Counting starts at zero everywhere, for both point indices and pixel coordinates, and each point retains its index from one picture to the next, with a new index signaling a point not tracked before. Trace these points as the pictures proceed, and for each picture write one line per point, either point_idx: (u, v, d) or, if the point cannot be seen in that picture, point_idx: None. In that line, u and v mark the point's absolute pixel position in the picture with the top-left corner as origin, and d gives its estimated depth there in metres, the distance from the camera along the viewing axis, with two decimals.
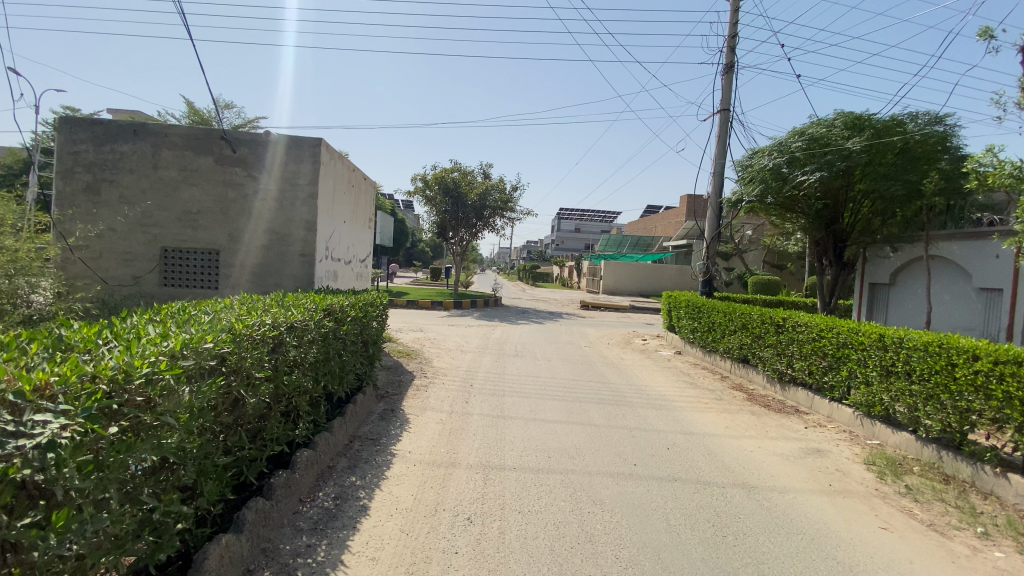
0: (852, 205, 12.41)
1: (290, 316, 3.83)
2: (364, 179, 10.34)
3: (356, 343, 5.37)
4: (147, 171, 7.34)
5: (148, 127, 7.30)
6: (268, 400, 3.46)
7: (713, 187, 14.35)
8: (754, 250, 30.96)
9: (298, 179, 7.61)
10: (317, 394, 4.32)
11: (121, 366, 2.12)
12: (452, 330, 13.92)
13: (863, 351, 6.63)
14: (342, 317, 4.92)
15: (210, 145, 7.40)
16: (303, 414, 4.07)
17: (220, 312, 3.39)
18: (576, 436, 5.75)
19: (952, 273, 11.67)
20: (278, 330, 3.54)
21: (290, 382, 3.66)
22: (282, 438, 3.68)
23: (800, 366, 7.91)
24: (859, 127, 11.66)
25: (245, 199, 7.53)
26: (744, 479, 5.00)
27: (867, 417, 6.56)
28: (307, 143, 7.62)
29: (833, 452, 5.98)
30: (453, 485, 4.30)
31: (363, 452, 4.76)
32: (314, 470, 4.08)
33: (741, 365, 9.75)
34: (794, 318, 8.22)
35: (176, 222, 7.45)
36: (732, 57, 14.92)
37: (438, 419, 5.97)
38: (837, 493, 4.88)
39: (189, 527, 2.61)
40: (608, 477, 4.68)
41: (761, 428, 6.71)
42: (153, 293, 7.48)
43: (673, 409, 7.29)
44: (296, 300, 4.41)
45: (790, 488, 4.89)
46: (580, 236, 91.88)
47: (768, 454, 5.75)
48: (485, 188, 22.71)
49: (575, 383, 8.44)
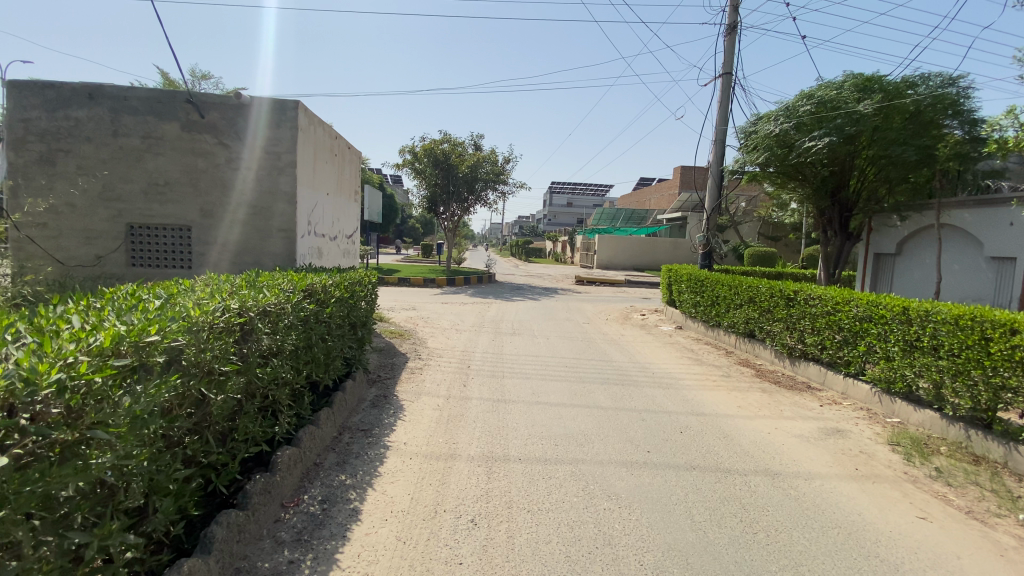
0: (860, 172, 11.94)
1: (261, 299, 3.30)
2: (348, 148, 9.67)
3: (341, 326, 4.88)
4: (107, 140, 6.68)
5: (106, 90, 6.61)
6: (240, 394, 3.00)
7: (715, 155, 13.82)
8: (749, 222, 30.60)
9: (276, 146, 7.00)
10: (299, 385, 3.86)
11: (21, 373, 1.69)
12: (446, 308, 13.44)
13: (885, 326, 6.26)
14: (325, 299, 4.41)
15: (175, 110, 6.74)
16: (285, 408, 3.62)
17: (178, 296, 2.88)
18: (583, 421, 5.35)
19: (962, 242, 11.36)
20: (246, 316, 3.04)
21: (266, 375, 3.19)
22: (260, 436, 3.25)
23: (813, 341, 7.55)
24: (869, 89, 11.09)
25: (217, 169, 6.90)
26: (766, 464, 4.65)
27: (886, 394, 6.24)
28: (283, 107, 6.98)
29: (853, 432, 5.65)
30: (453, 481, 3.88)
31: (354, 445, 4.33)
32: (299, 468, 3.66)
33: (746, 339, 9.41)
34: (807, 291, 7.82)
35: (142, 196, 6.83)
36: (734, 17, 14.21)
37: (435, 405, 5.55)
38: (867, 480, 4.55)
39: (140, 557, 2.20)
40: (621, 467, 4.30)
41: (775, 407, 6.36)
42: (120, 274, 6.90)
43: (682, 389, 6.93)
44: (271, 280, 3.87)
45: (816, 475, 4.55)
46: (573, 211, 91.13)
47: (786, 436, 5.40)
48: (476, 160, 21.92)
49: (577, 362, 8.04)
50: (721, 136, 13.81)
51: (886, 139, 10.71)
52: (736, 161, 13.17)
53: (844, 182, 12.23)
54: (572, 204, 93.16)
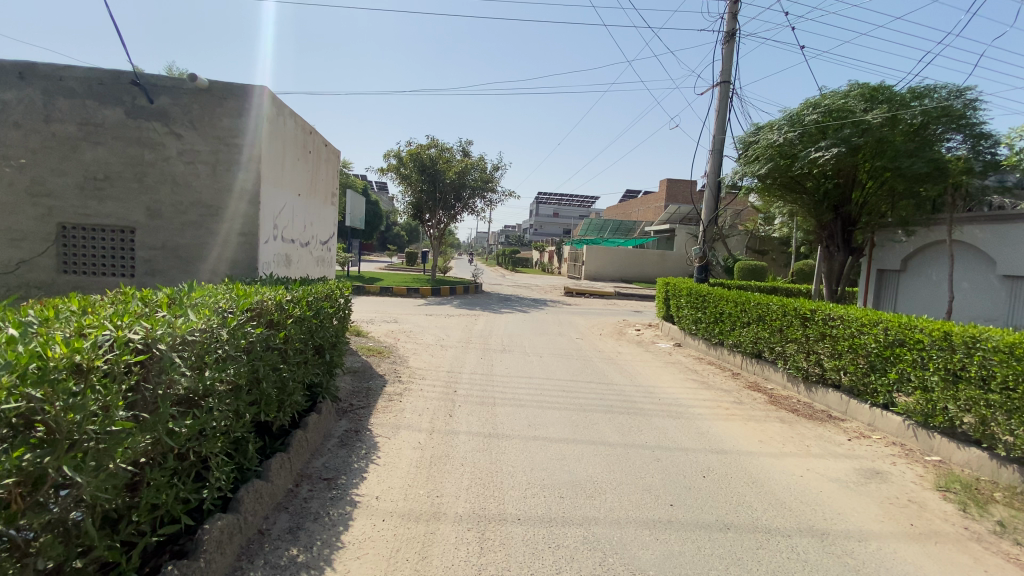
0: (865, 184, 11.50)
1: (181, 324, 2.42)
2: (325, 145, 8.82)
3: (301, 352, 4.02)
4: (37, 126, 5.78)
5: (38, 69, 5.72)
6: (141, 460, 2.16)
7: (712, 165, 13.31)
8: (737, 235, 30.38)
9: (236, 138, 6.09)
10: (240, 432, 2.99)
11: None
12: (430, 321, 12.58)
13: (921, 352, 5.62)
14: (279, 320, 3.56)
15: (119, 93, 5.85)
16: (220, 462, 2.78)
17: (50, 325, 2.07)
18: (590, 463, 4.56)
19: (973, 260, 11.04)
20: (151, 350, 2.20)
21: (186, 429, 2.33)
22: (180, 509, 2.41)
23: (833, 365, 6.89)
24: (875, 98, 10.62)
25: (167, 162, 6.01)
26: (809, 520, 3.91)
27: (922, 429, 5.59)
28: (244, 92, 6.10)
29: (894, 474, 4.96)
30: (437, 555, 3.05)
31: (312, 502, 3.48)
32: (236, 540, 2.81)
33: (754, 360, 8.75)
34: (825, 310, 7.18)
35: (77, 191, 5.90)
36: (733, 24, 13.80)
37: (415, 442, 4.72)
38: (927, 539, 3.84)
39: None
40: (642, 529, 3.52)
41: (799, 442, 5.65)
42: (49, 282, 5.98)
43: (695, 418, 6.21)
44: (205, 298, 2.99)
45: (869, 535, 3.82)
46: (558, 221, 91.33)
47: (822, 480, 4.70)
48: (464, 166, 21.22)
49: (574, 386, 7.26)
50: (719, 146, 13.31)
51: (894, 150, 10.21)
52: (734, 172, 12.64)
53: (847, 195, 11.78)
54: (558, 215, 93.42)
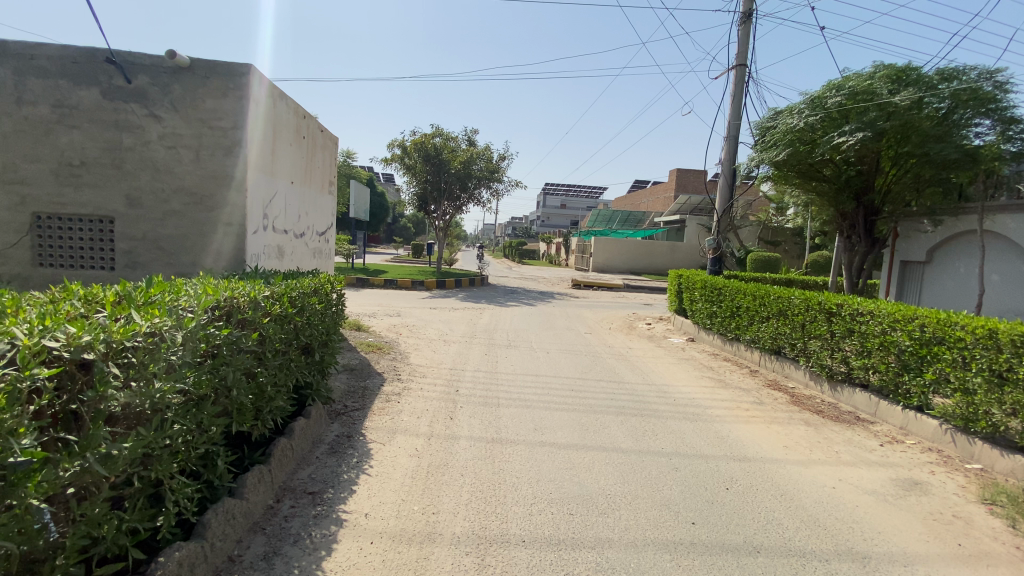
0: (888, 171, 10.88)
1: (120, 328, 2.07)
2: (321, 131, 8.44)
3: (283, 352, 3.66)
4: (9, 109, 5.47)
5: (8, 47, 5.38)
6: (65, 492, 1.81)
7: (727, 152, 12.76)
8: (749, 226, 29.71)
9: (220, 120, 5.70)
10: (206, 447, 2.62)
11: None
12: (434, 314, 12.20)
13: (962, 351, 5.17)
14: (255, 319, 3.18)
15: (94, 72, 5.49)
16: (180, 482, 2.41)
17: None
18: (602, 473, 4.17)
19: (1005, 251, 10.49)
20: (69, 363, 1.85)
21: (129, 452, 1.96)
22: (125, 543, 2.05)
23: (861, 364, 6.45)
24: (901, 81, 10.02)
25: (146, 147, 5.65)
26: (847, 542, 3.51)
27: (962, 434, 5.12)
28: (226, 71, 5.69)
29: (935, 485, 4.52)
30: None
31: (293, 521, 3.12)
32: (199, 571, 2.44)
33: (773, 357, 8.31)
34: (853, 305, 6.72)
35: (52, 178, 5.58)
36: (748, 4, 13.20)
37: (412, 449, 4.35)
38: (978, 562, 3.40)
39: None
40: (660, 554, 3.12)
41: (827, 448, 5.23)
42: (24, 274, 5.68)
43: (712, 421, 5.80)
44: (163, 296, 2.61)
45: (914, 558, 3.40)
46: (565, 213, 90.61)
47: (856, 493, 4.27)
48: (469, 155, 20.73)
49: (584, 385, 6.86)
50: (734, 132, 12.76)
51: (921, 135, 9.67)
52: (750, 160, 12.08)
53: (870, 183, 11.20)
54: (565, 206, 92.60)
